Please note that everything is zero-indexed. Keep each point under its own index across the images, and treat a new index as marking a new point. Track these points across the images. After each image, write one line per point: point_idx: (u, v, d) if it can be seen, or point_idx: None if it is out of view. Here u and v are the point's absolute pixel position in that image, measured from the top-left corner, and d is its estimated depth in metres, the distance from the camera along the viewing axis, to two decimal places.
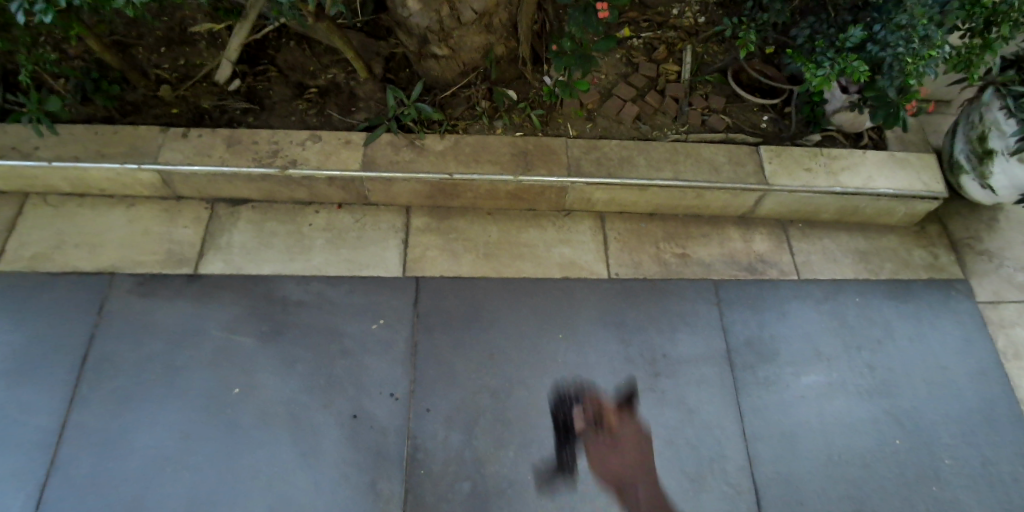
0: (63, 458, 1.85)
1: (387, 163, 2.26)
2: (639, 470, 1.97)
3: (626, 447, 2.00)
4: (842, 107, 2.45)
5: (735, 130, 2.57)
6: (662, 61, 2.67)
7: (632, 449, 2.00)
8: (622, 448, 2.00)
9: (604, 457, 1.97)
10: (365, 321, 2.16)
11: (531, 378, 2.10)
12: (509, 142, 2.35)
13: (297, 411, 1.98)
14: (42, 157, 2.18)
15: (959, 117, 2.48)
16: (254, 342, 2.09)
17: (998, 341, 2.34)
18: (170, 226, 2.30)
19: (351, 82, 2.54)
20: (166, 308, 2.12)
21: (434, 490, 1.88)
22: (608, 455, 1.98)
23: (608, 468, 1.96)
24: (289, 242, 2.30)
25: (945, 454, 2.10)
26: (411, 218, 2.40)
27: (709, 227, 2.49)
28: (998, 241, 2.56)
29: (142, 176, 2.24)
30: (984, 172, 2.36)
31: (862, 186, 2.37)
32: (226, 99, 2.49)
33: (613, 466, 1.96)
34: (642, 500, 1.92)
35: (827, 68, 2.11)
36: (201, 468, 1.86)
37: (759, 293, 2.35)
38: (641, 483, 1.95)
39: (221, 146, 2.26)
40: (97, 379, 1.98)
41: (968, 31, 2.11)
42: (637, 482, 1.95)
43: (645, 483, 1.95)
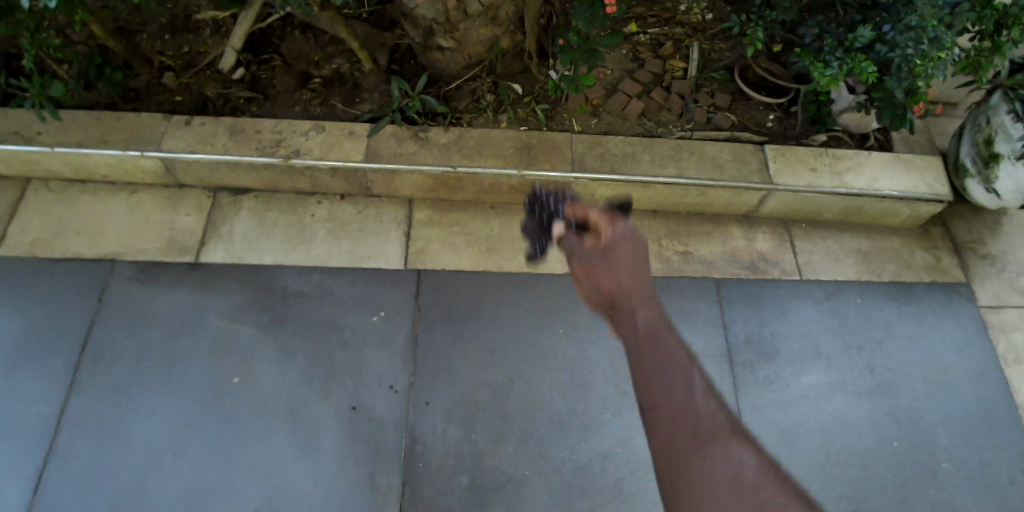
0: (61, 446, 1.85)
1: (390, 155, 2.25)
2: (646, 284, 0.97)
3: (626, 259, 1.00)
4: (849, 107, 2.43)
5: (740, 128, 2.56)
6: (668, 57, 2.66)
7: (636, 255, 1.02)
8: (620, 255, 1.01)
9: (591, 267, 1.00)
10: (366, 314, 2.15)
11: (531, 373, 2.09)
12: (512, 136, 2.34)
13: (296, 402, 1.98)
14: (45, 143, 2.17)
15: (966, 120, 2.46)
16: (253, 332, 2.09)
17: (998, 345, 2.33)
18: (171, 214, 2.29)
19: (355, 72, 2.52)
20: (167, 297, 2.12)
21: (432, 483, 1.89)
22: (599, 265, 1.00)
23: (598, 282, 0.98)
24: (291, 232, 2.29)
25: (944, 456, 2.10)
26: (413, 211, 2.39)
27: (711, 225, 2.48)
28: (1002, 245, 2.55)
29: (144, 163, 2.23)
30: (989, 176, 2.35)
31: (867, 187, 2.36)
32: (230, 87, 2.48)
33: (604, 276, 0.98)
34: (644, 329, 0.88)
35: (835, 67, 2.10)
36: (199, 458, 1.87)
37: (761, 292, 2.35)
38: (645, 311, 0.92)
39: (224, 134, 2.25)
40: (97, 368, 1.98)
41: (978, 33, 2.09)
42: (638, 304, 0.93)
43: (659, 317, 0.92)
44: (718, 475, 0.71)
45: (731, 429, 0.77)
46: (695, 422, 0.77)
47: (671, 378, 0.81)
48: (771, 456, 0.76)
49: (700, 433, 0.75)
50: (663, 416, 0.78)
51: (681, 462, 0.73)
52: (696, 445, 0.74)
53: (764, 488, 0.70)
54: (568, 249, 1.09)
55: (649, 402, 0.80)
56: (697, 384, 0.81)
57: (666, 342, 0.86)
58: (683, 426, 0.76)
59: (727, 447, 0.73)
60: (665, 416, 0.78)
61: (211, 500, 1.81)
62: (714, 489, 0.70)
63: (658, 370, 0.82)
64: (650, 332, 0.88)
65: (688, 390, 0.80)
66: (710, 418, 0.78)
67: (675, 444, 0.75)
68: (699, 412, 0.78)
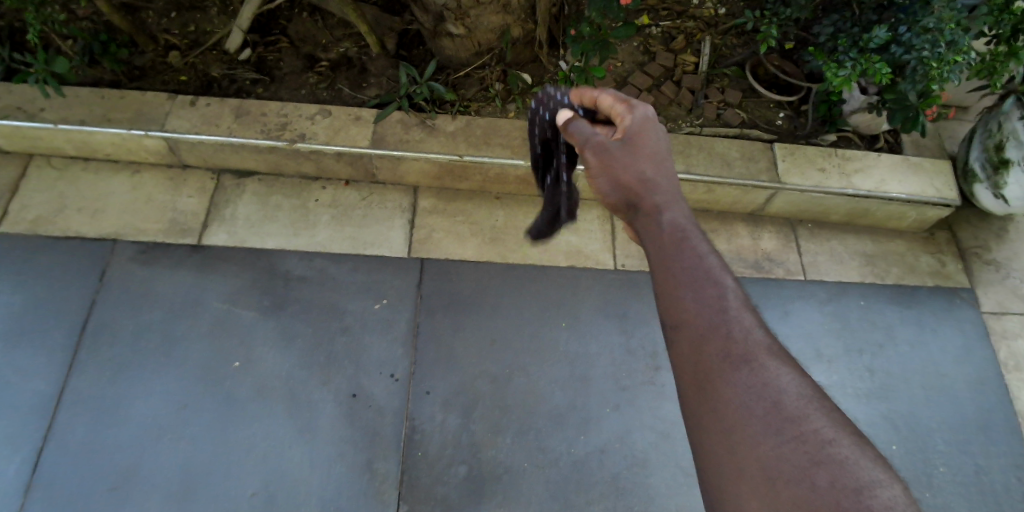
0: (59, 424, 1.85)
1: (396, 142, 2.23)
2: (664, 174, 0.95)
3: (645, 150, 0.96)
4: (860, 108, 2.39)
5: (750, 126, 2.54)
6: (680, 51, 2.63)
7: (656, 142, 0.99)
8: (638, 145, 0.98)
9: (612, 162, 0.96)
10: (368, 301, 2.15)
11: (531, 365, 2.09)
12: (520, 126, 2.31)
13: (296, 387, 1.97)
14: (48, 119, 2.15)
15: (976, 125, 2.44)
16: (253, 315, 2.08)
17: (999, 352, 2.33)
18: (174, 195, 2.27)
19: (363, 57, 2.50)
20: (168, 278, 2.11)
21: (429, 471, 1.89)
22: (619, 158, 0.96)
23: (618, 176, 0.94)
24: (294, 216, 2.28)
25: (940, 461, 2.10)
26: (418, 199, 2.37)
27: (717, 222, 2.46)
28: (1007, 252, 2.53)
29: (147, 142, 2.21)
30: (997, 181, 2.33)
31: (875, 190, 2.34)
32: (236, 68, 2.45)
33: (624, 170, 0.94)
34: (670, 230, 0.87)
35: (848, 68, 2.06)
36: (198, 438, 1.87)
37: (763, 291, 2.34)
38: (670, 206, 0.90)
39: (229, 116, 2.23)
40: (97, 347, 1.97)
41: (995, 37, 2.06)
42: (664, 201, 0.91)
43: (683, 213, 0.90)
44: (752, 399, 0.69)
45: (766, 347, 0.75)
46: (727, 340, 0.75)
47: (701, 294, 0.79)
48: (810, 377, 0.74)
49: (732, 356, 0.74)
50: (691, 331, 0.76)
51: (709, 383, 0.72)
52: (728, 366, 0.73)
53: (802, 409, 0.68)
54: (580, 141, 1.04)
55: (674, 318, 0.78)
56: (731, 302, 0.79)
57: (695, 250, 0.84)
58: (712, 341, 0.75)
59: (762, 369, 0.72)
60: (692, 332, 0.76)
61: (207, 481, 1.81)
62: (746, 410, 0.68)
63: (688, 285, 0.80)
64: (677, 231, 0.87)
65: (721, 306, 0.78)
66: (744, 337, 0.75)
67: (701, 364, 0.74)
68: (733, 330, 0.76)
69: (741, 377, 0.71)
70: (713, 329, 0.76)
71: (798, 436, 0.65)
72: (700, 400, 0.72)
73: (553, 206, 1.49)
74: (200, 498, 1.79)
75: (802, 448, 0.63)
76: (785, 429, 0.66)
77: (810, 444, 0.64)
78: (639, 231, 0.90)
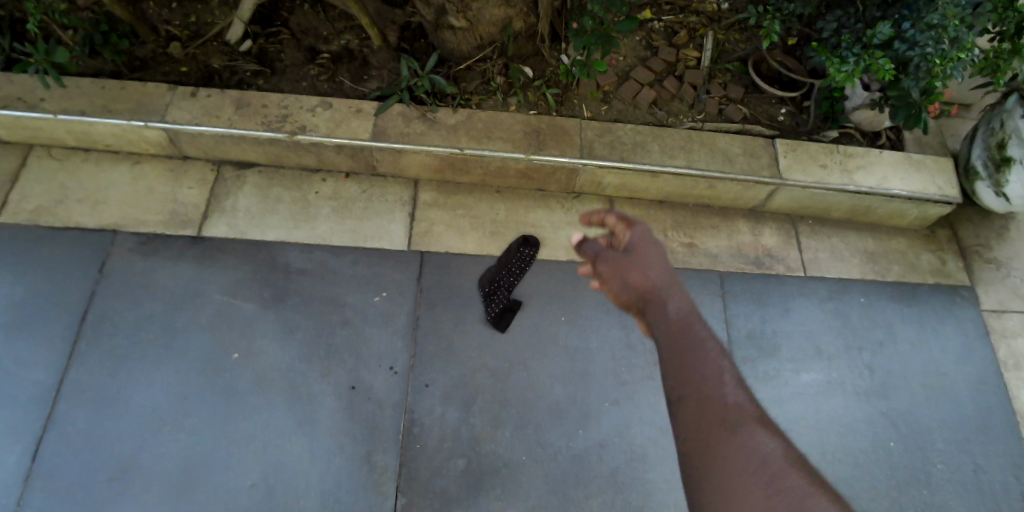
0: (59, 414, 1.85)
1: (397, 135, 2.22)
2: (670, 277, 0.97)
3: (650, 253, 0.99)
4: (862, 104, 2.40)
5: (752, 121, 2.53)
6: (682, 46, 2.62)
7: (656, 249, 1.01)
8: (642, 252, 1.00)
9: (622, 267, 0.98)
10: (368, 293, 2.14)
11: (531, 359, 2.09)
12: (521, 120, 2.31)
13: (296, 379, 1.97)
14: (48, 109, 2.14)
15: (979, 122, 2.43)
16: (254, 307, 2.08)
17: (998, 351, 2.33)
18: (174, 186, 2.27)
19: (365, 49, 2.49)
20: (168, 269, 2.11)
21: (428, 464, 1.89)
22: (627, 261, 0.99)
23: (629, 280, 0.96)
24: (294, 209, 2.27)
25: (938, 459, 2.10)
26: (419, 192, 2.36)
27: (718, 218, 2.46)
28: (1008, 251, 2.53)
29: (148, 133, 2.20)
30: (999, 179, 2.33)
31: (876, 186, 2.34)
32: (237, 59, 2.45)
33: (633, 271, 0.97)
34: (678, 322, 0.90)
35: (851, 63, 2.06)
36: (198, 430, 1.87)
37: (764, 288, 2.33)
38: (677, 299, 0.93)
39: (230, 107, 2.22)
40: (97, 337, 1.97)
41: (999, 33, 2.05)
42: (671, 295, 0.94)
43: (685, 302, 0.94)
44: (747, 462, 0.74)
45: (756, 417, 0.81)
46: (722, 408, 0.81)
47: (703, 370, 0.84)
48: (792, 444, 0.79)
49: (729, 422, 0.79)
50: (694, 400, 0.81)
51: (709, 445, 0.77)
52: (724, 430, 0.78)
53: (787, 471, 0.73)
54: (591, 255, 1.05)
55: (678, 391, 0.83)
56: (728, 380, 0.85)
57: (698, 333, 0.89)
58: (712, 409, 0.80)
59: (754, 435, 0.77)
60: (694, 400, 0.81)
61: (207, 472, 1.82)
62: (743, 471, 0.73)
63: (693, 362, 0.84)
64: (682, 321, 0.90)
65: (720, 381, 0.84)
66: (737, 406, 0.81)
67: (703, 430, 0.78)
68: (728, 400, 0.82)
69: (735, 441, 0.76)
70: (710, 400, 0.81)
71: (784, 490, 0.70)
72: (699, 463, 0.77)
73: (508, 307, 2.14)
74: (200, 488, 1.79)
75: (785, 506, 0.68)
76: (773, 484, 0.71)
77: (794, 496, 0.70)
78: (651, 325, 0.92)
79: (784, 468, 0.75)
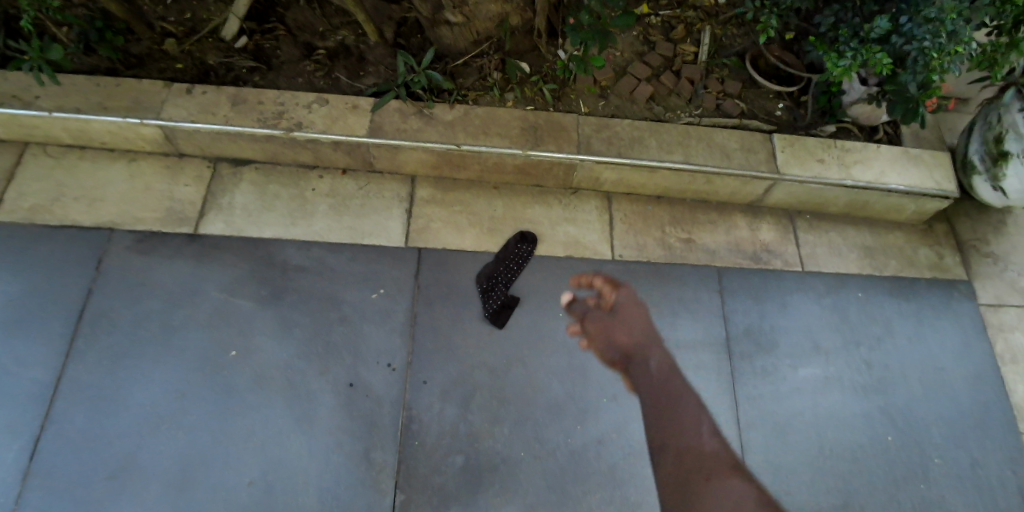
0: (57, 412, 1.85)
1: (394, 131, 2.22)
2: (649, 334, 1.44)
3: (632, 314, 1.50)
4: (860, 99, 2.41)
5: (749, 116, 2.53)
6: (680, 41, 2.61)
7: (638, 309, 1.52)
8: (626, 312, 1.52)
9: (608, 327, 1.49)
10: (366, 290, 2.14)
11: (529, 355, 2.09)
12: (518, 117, 2.30)
13: (294, 376, 1.97)
14: (43, 107, 2.13)
15: (977, 116, 2.42)
16: (252, 305, 2.07)
17: (996, 345, 2.33)
18: (171, 184, 2.26)
19: (361, 45, 2.48)
20: (165, 267, 2.10)
21: (427, 461, 1.89)
22: (610, 322, 1.50)
23: (613, 336, 1.47)
24: (291, 206, 2.27)
25: (936, 454, 2.11)
26: (416, 188, 2.36)
27: (715, 214, 2.46)
28: (1005, 245, 2.53)
29: (144, 131, 2.19)
30: (997, 173, 2.33)
31: (874, 181, 2.34)
32: (233, 56, 2.43)
33: (619, 333, 1.46)
34: (656, 373, 1.32)
35: (849, 58, 2.06)
36: (196, 428, 1.87)
37: (762, 283, 2.33)
38: (655, 355, 1.38)
39: (226, 104, 2.21)
40: (94, 335, 1.96)
41: (997, 27, 2.04)
42: (649, 351, 1.39)
43: (664, 358, 1.37)
44: (725, 501, 1.01)
45: (732, 465, 1.11)
46: (700, 454, 1.12)
47: (679, 419, 1.20)
48: (760, 484, 1.08)
49: (707, 474, 1.08)
50: (675, 446, 1.13)
51: (690, 484, 1.07)
52: (702, 480, 1.07)
53: (762, 509, 1.00)
54: (579, 312, 1.65)
55: (661, 441, 1.15)
56: (704, 430, 1.17)
57: (676, 391, 1.27)
58: (687, 454, 1.12)
59: (723, 483, 1.06)
60: (675, 446, 1.13)
61: (206, 470, 1.82)
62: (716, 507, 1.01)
63: (670, 415, 1.21)
64: (663, 373, 1.32)
65: (697, 431, 1.17)
66: (714, 454, 1.12)
67: (681, 474, 1.09)
68: (707, 449, 1.13)
69: (711, 489, 1.05)
70: (689, 451, 1.12)
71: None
72: (681, 499, 1.06)
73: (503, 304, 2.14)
74: (199, 486, 1.79)
75: None
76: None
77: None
78: (636, 377, 1.36)
79: (758, 506, 1.01)
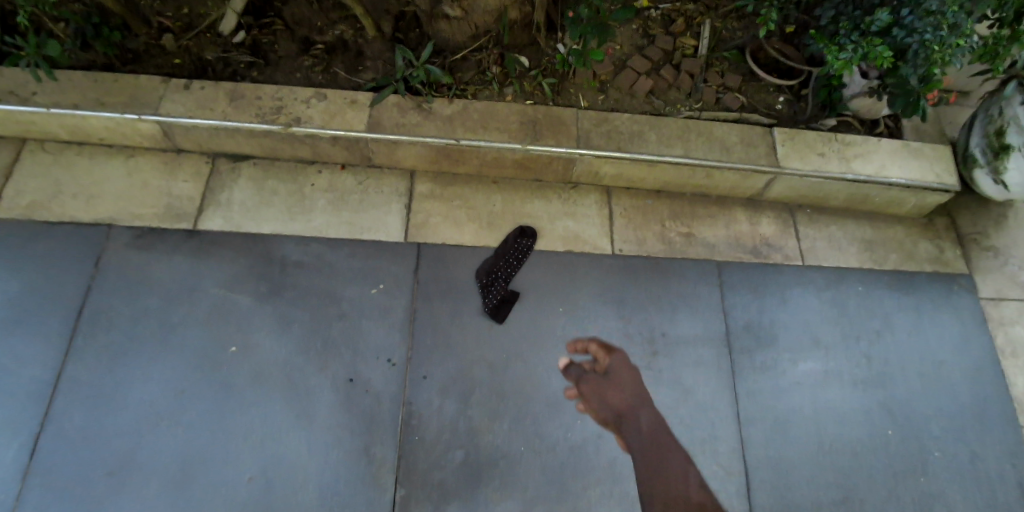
0: (56, 410, 1.85)
1: (392, 126, 2.21)
2: (638, 396, 1.90)
3: (622, 375, 1.99)
4: (860, 92, 2.39)
5: (749, 110, 2.52)
6: (679, 35, 2.60)
7: (627, 373, 2.00)
8: (616, 375, 1.99)
9: (601, 389, 1.94)
10: (365, 286, 2.14)
11: (529, 350, 2.09)
12: (517, 111, 2.29)
13: (293, 373, 1.97)
14: (40, 103, 2.13)
15: (977, 110, 2.41)
16: (250, 301, 2.07)
17: (996, 339, 2.33)
18: (169, 180, 2.25)
19: (359, 40, 2.46)
20: (164, 264, 2.10)
21: (426, 457, 1.89)
22: (603, 385, 1.96)
23: (606, 399, 1.90)
24: (290, 201, 2.26)
25: (936, 447, 2.11)
26: (415, 183, 2.35)
27: (715, 208, 2.45)
28: (1006, 239, 2.52)
29: (141, 127, 2.18)
30: (998, 167, 2.32)
31: (874, 175, 2.33)
32: (230, 51, 2.42)
33: (610, 395, 1.91)
34: (646, 431, 1.75)
35: (849, 51, 2.05)
36: (196, 425, 1.87)
37: (762, 277, 2.33)
38: (643, 415, 1.81)
39: (224, 100, 2.20)
40: (93, 333, 1.96)
41: (998, 20, 2.03)
42: (640, 411, 1.83)
43: (649, 414, 1.83)
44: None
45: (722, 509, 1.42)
46: (679, 478, 1.55)
47: (664, 465, 1.60)
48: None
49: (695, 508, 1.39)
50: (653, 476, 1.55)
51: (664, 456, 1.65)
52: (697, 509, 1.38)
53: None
54: (575, 376, 2.01)
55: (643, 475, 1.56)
56: (691, 479, 1.55)
57: (673, 457, 1.65)
58: (665, 472, 1.57)
59: (684, 482, 1.53)
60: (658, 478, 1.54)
61: (205, 467, 1.82)
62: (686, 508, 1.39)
63: (652, 453, 1.66)
64: (651, 432, 1.75)
65: (682, 477, 1.56)
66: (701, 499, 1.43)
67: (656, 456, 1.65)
68: (693, 494, 1.45)
69: (693, 491, 1.48)
70: (666, 482, 1.51)
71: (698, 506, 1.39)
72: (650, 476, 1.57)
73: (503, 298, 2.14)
74: (198, 483, 1.80)
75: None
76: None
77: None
78: (625, 435, 1.77)
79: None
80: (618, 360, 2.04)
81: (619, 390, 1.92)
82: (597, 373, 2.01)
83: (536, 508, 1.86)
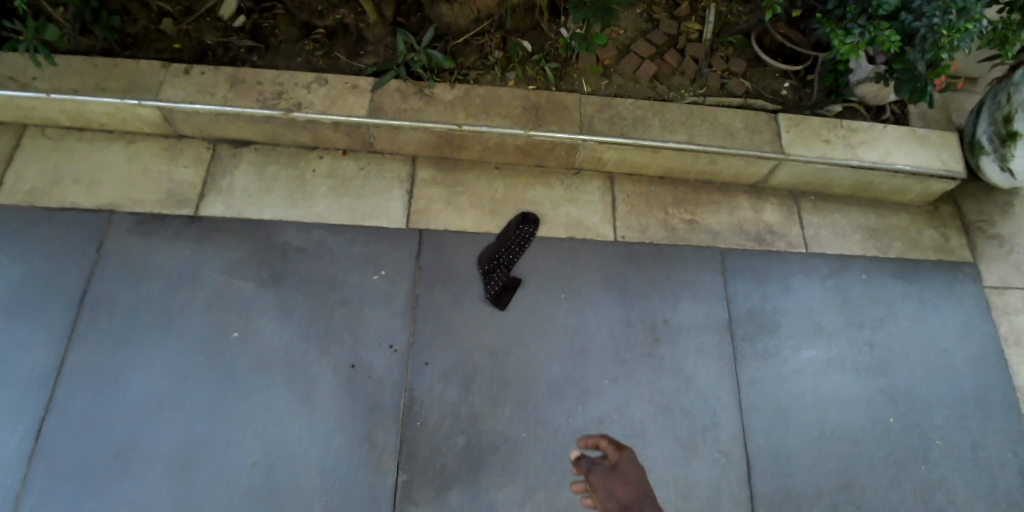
0: (60, 395, 1.86)
1: (394, 111, 2.19)
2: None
3: (633, 473, 1.32)
4: (867, 78, 2.36)
5: (754, 96, 2.49)
6: (684, 19, 2.56)
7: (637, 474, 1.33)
8: (627, 471, 1.33)
9: (600, 480, 1.29)
10: (366, 272, 2.13)
11: (531, 336, 2.09)
12: (520, 96, 2.27)
13: (295, 358, 1.97)
14: (40, 89, 2.11)
15: (985, 97, 2.39)
16: (251, 287, 2.07)
17: (1000, 327, 2.32)
18: (170, 166, 2.24)
19: (360, 24, 2.44)
20: (165, 250, 2.09)
21: (428, 442, 1.90)
22: (612, 478, 1.29)
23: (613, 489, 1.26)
24: (291, 187, 2.25)
25: (937, 435, 2.11)
26: (416, 169, 2.34)
27: (719, 195, 2.43)
28: (1012, 227, 2.50)
29: (142, 112, 2.17)
30: (1004, 154, 2.30)
31: (879, 161, 2.31)
32: (230, 35, 2.40)
33: (617, 486, 1.27)
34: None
35: (856, 35, 2.01)
36: (198, 411, 1.87)
37: (765, 265, 2.32)
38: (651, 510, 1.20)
39: (224, 85, 2.18)
40: (95, 319, 1.97)
41: (1008, 4, 2.00)
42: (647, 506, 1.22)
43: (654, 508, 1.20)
44: None
45: None
46: None
47: None
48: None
49: None
50: None
51: None
52: None
53: None
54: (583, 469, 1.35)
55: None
56: None
57: None
58: None
59: None
60: None
61: (207, 452, 1.83)
62: None
63: None
64: None
65: None
66: None
67: None
68: None
69: None
70: None
71: None
72: None
73: (506, 285, 2.13)
74: (201, 469, 1.81)
75: None
76: None
77: None
78: None
79: None
80: (629, 458, 1.37)
81: (628, 483, 1.28)
82: (605, 467, 1.34)
83: (537, 493, 1.88)
